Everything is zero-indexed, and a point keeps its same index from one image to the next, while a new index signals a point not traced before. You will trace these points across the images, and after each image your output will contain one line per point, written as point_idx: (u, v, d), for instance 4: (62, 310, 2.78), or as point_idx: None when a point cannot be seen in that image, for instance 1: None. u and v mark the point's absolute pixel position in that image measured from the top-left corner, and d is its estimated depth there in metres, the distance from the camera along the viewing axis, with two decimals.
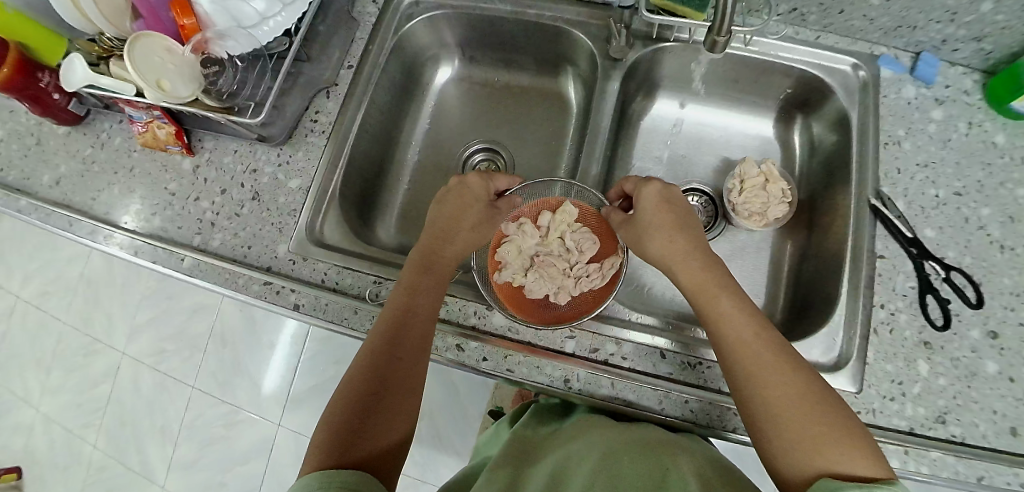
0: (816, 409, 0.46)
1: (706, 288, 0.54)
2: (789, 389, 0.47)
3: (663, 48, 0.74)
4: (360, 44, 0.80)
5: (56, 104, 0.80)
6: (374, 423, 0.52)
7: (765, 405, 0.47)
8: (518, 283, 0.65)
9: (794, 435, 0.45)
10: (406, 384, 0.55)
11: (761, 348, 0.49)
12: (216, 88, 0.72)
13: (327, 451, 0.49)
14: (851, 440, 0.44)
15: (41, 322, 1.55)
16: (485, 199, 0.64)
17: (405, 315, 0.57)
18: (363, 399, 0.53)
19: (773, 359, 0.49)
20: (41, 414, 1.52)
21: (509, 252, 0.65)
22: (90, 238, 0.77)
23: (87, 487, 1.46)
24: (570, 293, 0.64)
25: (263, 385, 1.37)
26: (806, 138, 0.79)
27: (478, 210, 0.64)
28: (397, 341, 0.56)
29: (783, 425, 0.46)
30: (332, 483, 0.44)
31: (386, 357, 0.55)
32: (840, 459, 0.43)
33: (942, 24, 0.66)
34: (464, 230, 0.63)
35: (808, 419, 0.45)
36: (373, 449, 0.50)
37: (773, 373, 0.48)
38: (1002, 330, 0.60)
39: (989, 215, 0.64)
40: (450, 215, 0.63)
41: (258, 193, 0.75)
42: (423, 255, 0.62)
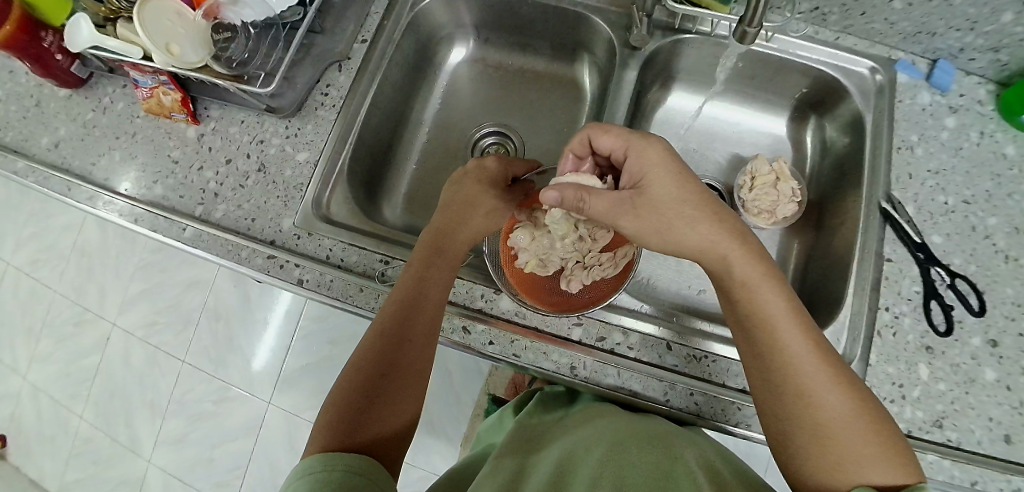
0: (853, 416, 0.45)
1: (745, 283, 0.51)
2: (831, 397, 0.46)
3: (683, 40, 0.74)
4: (375, 19, 0.78)
5: (58, 65, 0.77)
6: (382, 405, 0.51)
7: (807, 411, 0.46)
8: (532, 268, 0.63)
9: (832, 444, 0.45)
10: (415, 366, 0.55)
11: (806, 351, 0.48)
12: (225, 54, 0.71)
13: (333, 432, 0.48)
14: (886, 449, 0.44)
15: (31, 289, 1.53)
16: (499, 184, 0.66)
17: (415, 297, 0.56)
18: (371, 381, 0.52)
19: (817, 366, 0.47)
20: (28, 382, 1.50)
21: (522, 238, 0.64)
22: (89, 204, 0.76)
23: (73, 458, 1.44)
24: (582, 282, 0.63)
25: (255, 363, 1.35)
26: (818, 140, 0.79)
27: (493, 194, 0.65)
28: (408, 322, 0.55)
29: (821, 430, 0.45)
30: (337, 466, 0.44)
31: (396, 338, 0.54)
32: (869, 465, 0.44)
33: (961, 32, 0.66)
34: (478, 213, 0.64)
35: (848, 427, 0.45)
36: (380, 431, 0.50)
37: (813, 383, 0.47)
38: (1002, 339, 0.60)
39: (996, 224, 0.64)
40: (464, 197, 0.64)
41: (264, 164, 0.73)
42: (436, 236, 0.62)
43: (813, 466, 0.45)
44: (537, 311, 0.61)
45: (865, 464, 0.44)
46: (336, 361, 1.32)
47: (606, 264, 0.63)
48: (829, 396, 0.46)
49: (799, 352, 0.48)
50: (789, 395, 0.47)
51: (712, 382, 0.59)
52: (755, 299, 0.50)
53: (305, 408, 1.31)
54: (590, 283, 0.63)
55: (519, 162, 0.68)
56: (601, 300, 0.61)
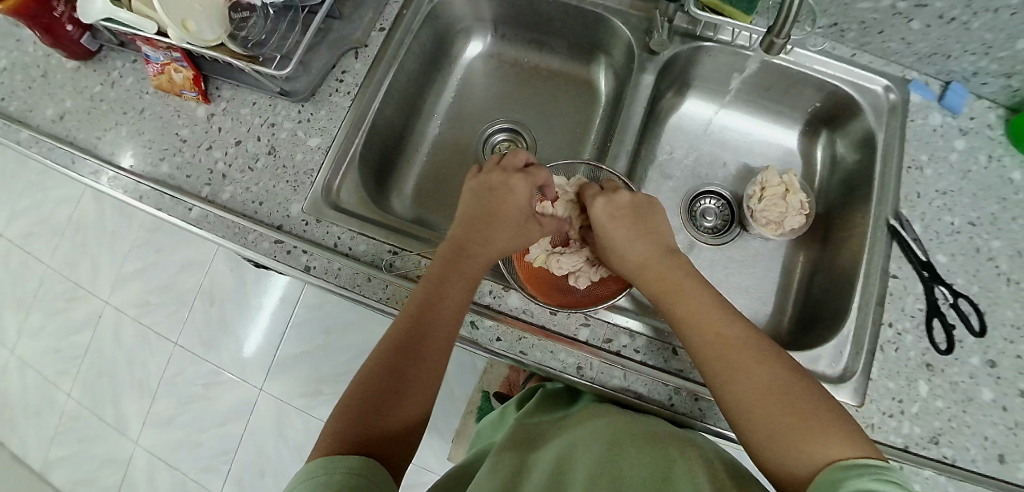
0: (780, 396, 0.47)
1: (674, 286, 0.56)
2: (771, 382, 0.48)
3: (702, 47, 0.74)
4: (394, 8, 0.78)
5: (69, 36, 0.76)
6: (389, 417, 0.50)
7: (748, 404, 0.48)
8: (542, 263, 0.66)
9: (780, 435, 0.45)
10: (425, 383, 0.54)
11: (732, 345, 0.50)
12: (242, 34, 0.70)
13: (339, 441, 0.48)
14: (828, 426, 0.44)
15: (22, 262, 1.51)
16: (525, 200, 0.63)
17: (429, 314, 0.56)
18: (380, 391, 0.51)
19: (736, 349, 0.50)
20: (16, 357, 1.48)
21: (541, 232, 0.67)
22: (92, 179, 0.75)
23: (56, 435, 1.42)
24: (591, 278, 0.65)
25: (248, 347, 1.34)
26: (828, 154, 0.80)
27: (516, 210, 0.63)
28: (421, 340, 0.55)
29: (766, 422, 0.46)
30: (337, 468, 0.44)
31: (407, 353, 0.54)
32: (819, 448, 0.43)
33: (976, 56, 0.67)
34: (500, 229, 0.62)
35: (776, 406, 0.46)
36: (386, 437, 0.49)
37: (733, 366, 0.49)
38: (1001, 361, 0.61)
39: (999, 247, 0.65)
40: (485, 213, 0.63)
41: (275, 147, 0.73)
42: (453, 251, 0.60)
43: (781, 457, 0.45)
44: (546, 306, 0.61)
45: (818, 449, 0.43)
46: (331, 350, 1.31)
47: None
48: (755, 380, 0.48)
49: (733, 345, 0.50)
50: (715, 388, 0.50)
51: None
52: (682, 303, 0.55)
53: (297, 396, 1.29)
54: (598, 280, 0.65)
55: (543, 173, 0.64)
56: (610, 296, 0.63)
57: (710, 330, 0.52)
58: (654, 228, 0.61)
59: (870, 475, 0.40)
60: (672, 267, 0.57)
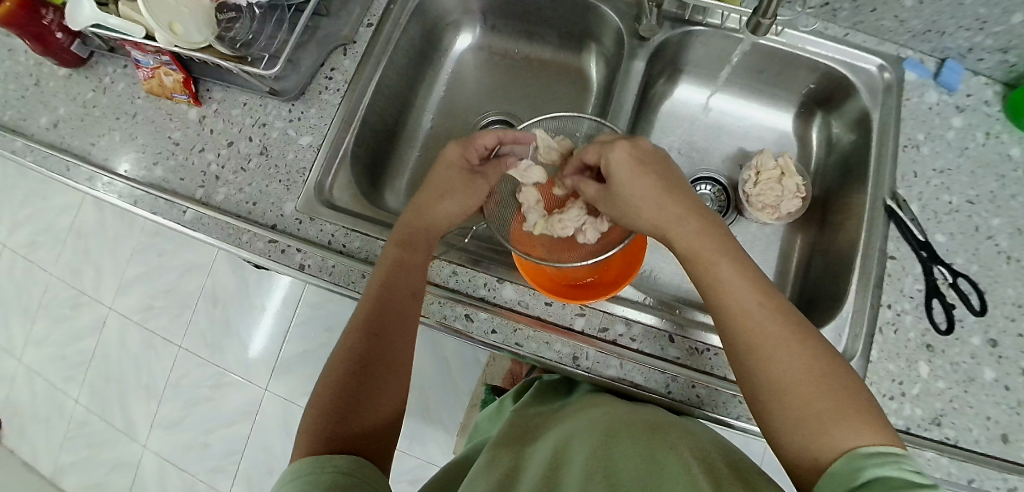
0: (813, 381, 0.44)
1: (704, 256, 0.52)
2: (795, 366, 0.45)
3: (693, 32, 0.73)
4: (382, 3, 0.77)
5: (59, 44, 0.76)
6: (361, 401, 0.51)
7: (769, 381, 0.46)
8: (543, 229, 0.67)
9: (796, 412, 0.44)
10: (390, 358, 0.55)
11: (754, 315, 0.48)
12: (230, 35, 0.70)
13: (318, 432, 0.48)
14: (858, 415, 0.42)
15: (26, 271, 1.52)
16: (462, 167, 0.64)
17: (385, 294, 0.57)
18: (349, 376, 0.52)
19: (772, 328, 0.47)
20: (24, 365, 1.50)
21: (530, 196, 0.68)
22: (88, 185, 0.75)
23: (67, 441, 1.44)
24: (598, 229, 0.65)
25: (251, 348, 1.35)
26: (824, 136, 0.79)
27: (455, 179, 0.64)
28: (380, 319, 0.56)
29: (782, 402, 0.45)
30: (326, 468, 0.43)
31: (369, 333, 0.55)
32: (834, 428, 0.42)
33: (971, 32, 0.66)
34: (450, 199, 0.63)
35: (809, 390, 0.44)
36: (368, 431, 0.50)
37: (767, 346, 0.47)
38: (1002, 339, 0.61)
39: (999, 225, 0.64)
40: (431, 188, 0.64)
41: (267, 147, 0.73)
42: (404, 230, 0.62)
43: (790, 434, 0.44)
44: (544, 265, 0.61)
45: (832, 432, 0.42)
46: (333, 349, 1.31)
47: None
48: (790, 362, 0.45)
49: (763, 322, 0.47)
50: (746, 365, 0.48)
51: (716, 375, 0.58)
52: (710, 271, 0.51)
53: (302, 395, 1.30)
54: (606, 231, 0.65)
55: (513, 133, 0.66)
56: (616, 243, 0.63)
57: (748, 306, 0.49)
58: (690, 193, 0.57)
59: (891, 464, 0.39)
60: (702, 231, 0.53)
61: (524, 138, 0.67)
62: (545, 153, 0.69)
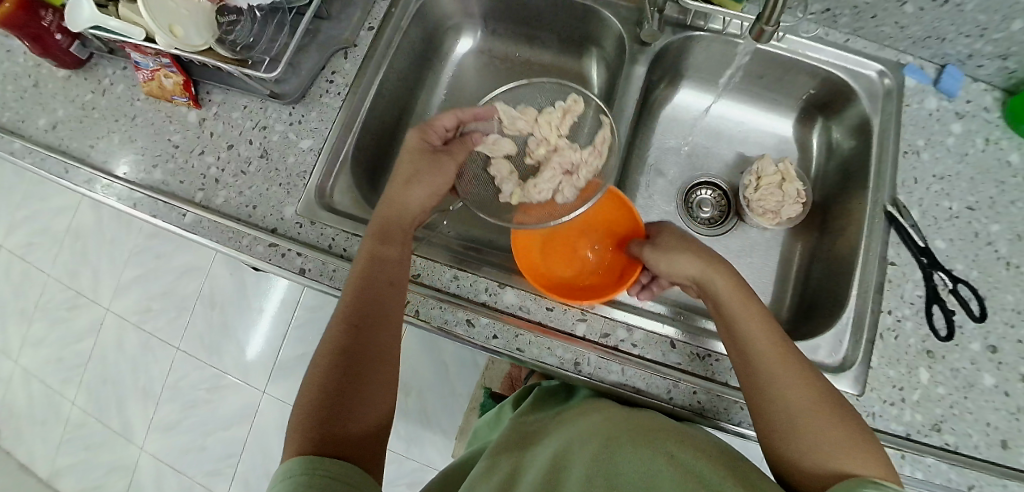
0: (826, 413, 0.48)
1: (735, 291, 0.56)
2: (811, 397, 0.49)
3: (694, 37, 0.73)
4: (383, 7, 0.77)
5: (58, 45, 0.76)
6: (353, 402, 0.51)
7: (787, 408, 0.49)
8: (521, 198, 0.69)
9: (810, 439, 0.47)
10: (377, 354, 0.54)
11: (777, 348, 0.52)
12: (230, 38, 0.69)
13: (310, 433, 0.48)
14: (863, 448, 0.47)
15: (23, 272, 1.51)
16: (427, 148, 0.66)
17: (368, 289, 0.56)
18: (338, 377, 0.52)
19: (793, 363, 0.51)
20: (20, 367, 1.49)
21: (500, 168, 0.70)
22: (86, 187, 0.75)
23: (63, 443, 1.43)
24: (575, 185, 0.68)
25: (249, 350, 1.34)
26: (824, 142, 0.79)
27: (424, 161, 0.65)
28: (367, 317, 0.55)
29: (799, 429, 0.48)
30: (318, 471, 0.44)
31: (358, 332, 0.54)
32: (844, 456, 0.46)
33: (971, 38, 0.66)
34: (419, 184, 0.64)
35: (822, 421, 0.48)
36: (358, 440, 0.49)
37: (788, 376, 0.50)
38: (1001, 345, 0.61)
39: (998, 231, 0.65)
40: (403, 174, 0.65)
41: (267, 150, 0.73)
42: (380, 223, 0.61)
43: (801, 459, 0.47)
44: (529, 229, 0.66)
45: (841, 458, 0.46)
46: None
47: (588, 160, 0.69)
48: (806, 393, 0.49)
49: (784, 354, 0.51)
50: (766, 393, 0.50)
51: (718, 382, 0.58)
52: (739, 305, 0.55)
53: None
54: (581, 185, 0.68)
55: (472, 111, 0.69)
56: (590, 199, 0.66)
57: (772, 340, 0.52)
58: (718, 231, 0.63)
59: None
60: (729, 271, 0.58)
61: (484, 113, 0.70)
62: (507, 122, 0.71)
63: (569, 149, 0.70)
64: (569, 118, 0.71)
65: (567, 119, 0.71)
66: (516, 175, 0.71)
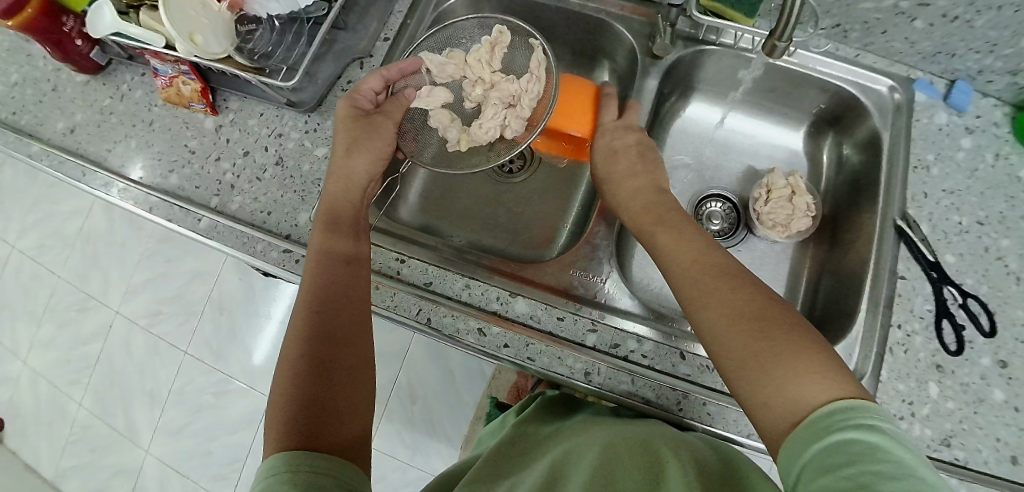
0: (758, 325, 0.43)
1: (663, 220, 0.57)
2: (737, 307, 0.45)
3: (705, 51, 0.74)
4: (398, 18, 0.79)
5: (78, 50, 0.78)
6: (333, 392, 0.49)
7: (724, 345, 0.45)
8: (468, 140, 0.73)
9: (755, 372, 0.42)
10: (348, 340, 0.53)
11: (714, 280, 0.48)
12: (248, 47, 0.71)
13: (294, 429, 0.45)
14: (808, 359, 0.40)
15: (34, 273, 1.53)
16: (360, 111, 0.67)
17: (324, 271, 0.56)
18: (313, 367, 0.50)
19: (714, 279, 0.48)
20: (28, 368, 1.50)
21: (441, 115, 0.73)
22: (103, 191, 0.76)
23: (69, 444, 1.44)
24: (519, 116, 0.72)
25: (256, 354, 1.35)
26: (833, 155, 0.80)
27: (355, 125, 0.65)
28: (329, 300, 0.54)
29: (731, 350, 0.44)
30: (304, 466, 0.42)
31: (323, 317, 0.53)
32: (796, 381, 0.40)
33: (981, 54, 0.66)
34: (360, 152, 0.64)
35: (750, 334, 0.43)
36: (345, 438, 0.47)
37: (713, 290, 0.47)
38: (1012, 360, 0.61)
39: (1008, 246, 0.65)
40: (342, 147, 0.65)
41: (282, 158, 0.74)
42: (329, 209, 0.61)
43: (754, 396, 0.42)
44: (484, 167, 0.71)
45: (790, 385, 0.40)
46: None
47: (528, 88, 0.71)
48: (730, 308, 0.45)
49: (705, 267, 0.49)
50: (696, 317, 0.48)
51: (727, 393, 0.59)
52: (678, 249, 0.53)
53: None
54: (524, 114, 0.72)
55: (397, 68, 0.69)
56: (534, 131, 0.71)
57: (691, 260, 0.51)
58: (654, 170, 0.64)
59: (854, 415, 0.36)
60: (678, 220, 0.56)
61: (407, 67, 0.69)
62: (438, 70, 0.72)
63: (506, 82, 0.73)
64: (502, 50, 0.73)
65: (497, 53, 0.73)
66: (459, 121, 0.74)
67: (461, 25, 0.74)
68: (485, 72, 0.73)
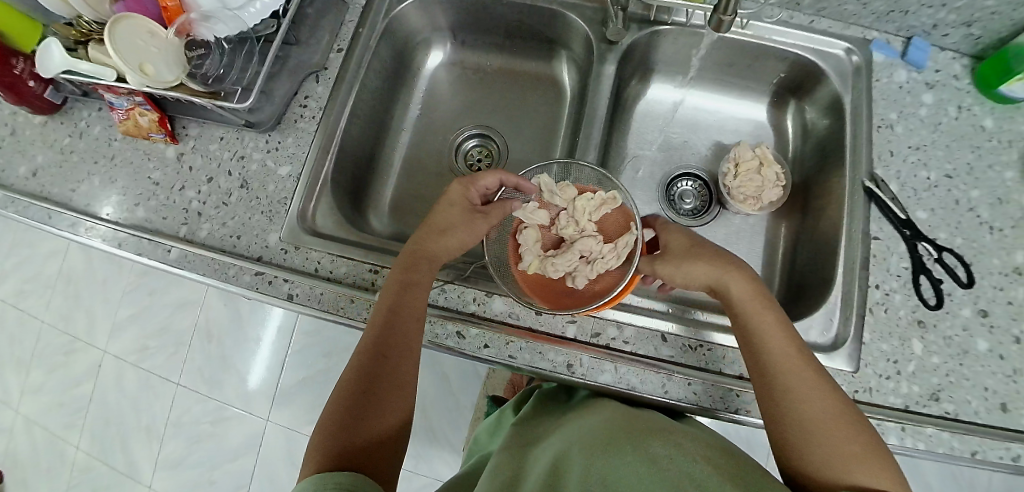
0: (844, 425, 0.48)
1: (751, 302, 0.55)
2: (827, 408, 0.49)
3: (660, 31, 0.74)
4: (350, 28, 0.78)
5: (32, 92, 0.76)
6: (370, 422, 0.52)
7: (807, 418, 0.49)
8: (536, 269, 0.63)
9: (830, 448, 0.47)
10: (399, 384, 0.56)
11: (807, 371, 0.51)
12: (201, 72, 0.70)
13: (329, 456, 0.49)
14: (875, 462, 0.46)
15: (18, 321, 1.51)
16: (464, 205, 0.64)
17: (392, 317, 0.57)
18: (358, 401, 0.53)
19: (809, 378, 0.51)
20: (21, 416, 1.48)
21: (527, 238, 0.64)
22: (70, 231, 0.75)
23: (71, 489, 1.42)
24: (587, 276, 0.63)
25: (250, 379, 1.34)
26: (799, 123, 0.80)
27: (456, 213, 0.64)
28: (390, 346, 0.56)
29: (816, 444, 0.48)
30: (329, 484, 0.44)
31: (382, 358, 0.55)
32: (862, 464, 0.46)
33: (933, 9, 0.66)
34: (452, 236, 0.62)
35: (836, 432, 0.48)
36: (371, 449, 0.51)
37: (803, 387, 0.50)
38: (992, 309, 0.61)
39: (979, 197, 0.65)
40: (435, 222, 0.64)
41: (246, 180, 0.73)
42: (411, 257, 0.61)
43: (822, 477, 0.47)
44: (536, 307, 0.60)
45: (858, 467, 0.46)
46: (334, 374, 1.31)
47: (608, 255, 0.62)
48: (820, 408, 0.49)
49: (796, 365, 0.51)
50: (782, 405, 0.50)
51: (710, 370, 0.59)
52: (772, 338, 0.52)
53: (306, 423, 1.30)
54: (595, 278, 0.63)
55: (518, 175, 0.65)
56: (606, 291, 0.61)
57: (789, 354, 0.52)
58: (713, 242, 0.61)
59: None
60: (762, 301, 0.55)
61: (528, 184, 0.65)
62: (548, 194, 0.66)
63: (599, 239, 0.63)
64: (607, 224, 0.66)
65: (601, 217, 0.65)
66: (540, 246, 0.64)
67: (580, 170, 0.67)
68: (585, 223, 0.65)
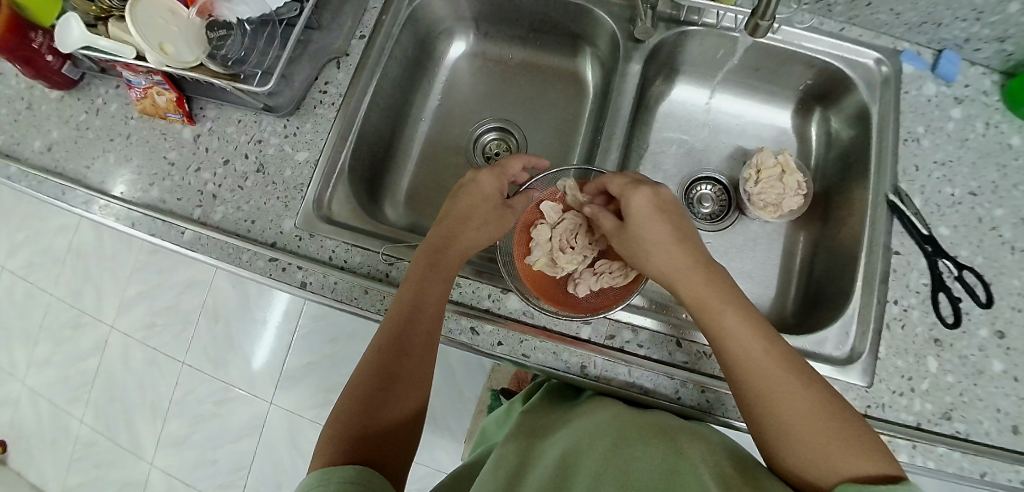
0: (813, 418, 0.46)
1: (708, 304, 0.53)
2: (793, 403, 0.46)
3: (687, 32, 0.73)
4: (373, 14, 0.77)
5: (50, 66, 0.75)
6: (382, 416, 0.52)
7: (770, 415, 0.47)
8: (542, 266, 0.63)
9: (795, 441, 0.45)
10: (416, 377, 0.56)
11: (770, 366, 0.48)
12: (221, 53, 0.68)
13: (338, 449, 0.49)
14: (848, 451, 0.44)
15: (26, 293, 1.51)
16: (493, 198, 0.65)
17: (411, 312, 0.56)
18: (371, 393, 0.53)
19: (772, 374, 0.48)
20: (27, 388, 1.49)
21: (542, 234, 0.64)
22: (84, 209, 0.74)
23: (74, 461, 1.43)
24: (590, 287, 0.63)
25: (253, 360, 1.35)
26: (823, 131, 0.79)
27: (486, 208, 0.64)
28: (406, 340, 0.55)
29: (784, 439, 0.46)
30: (332, 481, 0.44)
31: (397, 351, 0.55)
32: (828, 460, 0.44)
33: (967, 22, 0.65)
34: (475, 227, 0.63)
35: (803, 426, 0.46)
36: (385, 439, 0.51)
37: (767, 384, 0.48)
38: (1009, 330, 0.60)
39: (1002, 216, 0.64)
40: (459, 212, 0.64)
41: (263, 164, 0.72)
42: (432, 251, 0.61)
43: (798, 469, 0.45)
44: (543, 309, 0.61)
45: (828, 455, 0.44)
46: (338, 359, 1.32)
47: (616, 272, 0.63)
48: (784, 403, 0.47)
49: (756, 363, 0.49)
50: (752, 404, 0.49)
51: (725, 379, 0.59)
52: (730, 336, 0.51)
53: (309, 407, 1.30)
54: (597, 289, 0.63)
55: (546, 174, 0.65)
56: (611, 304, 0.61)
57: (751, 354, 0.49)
58: (690, 235, 0.57)
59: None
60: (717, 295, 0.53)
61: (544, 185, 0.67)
62: (571, 198, 0.66)
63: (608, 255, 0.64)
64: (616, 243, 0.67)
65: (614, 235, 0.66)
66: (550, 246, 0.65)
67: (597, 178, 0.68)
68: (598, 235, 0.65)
